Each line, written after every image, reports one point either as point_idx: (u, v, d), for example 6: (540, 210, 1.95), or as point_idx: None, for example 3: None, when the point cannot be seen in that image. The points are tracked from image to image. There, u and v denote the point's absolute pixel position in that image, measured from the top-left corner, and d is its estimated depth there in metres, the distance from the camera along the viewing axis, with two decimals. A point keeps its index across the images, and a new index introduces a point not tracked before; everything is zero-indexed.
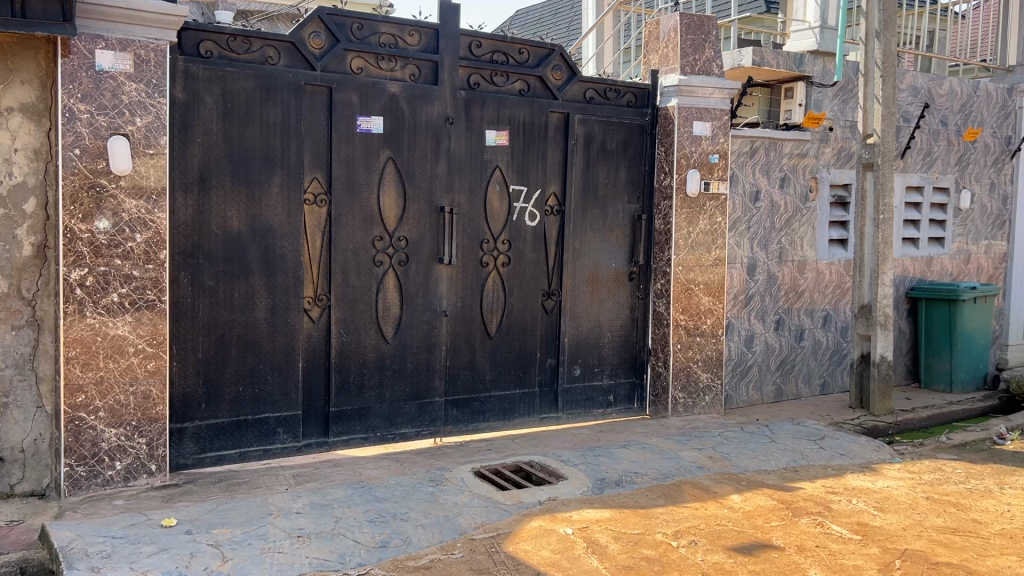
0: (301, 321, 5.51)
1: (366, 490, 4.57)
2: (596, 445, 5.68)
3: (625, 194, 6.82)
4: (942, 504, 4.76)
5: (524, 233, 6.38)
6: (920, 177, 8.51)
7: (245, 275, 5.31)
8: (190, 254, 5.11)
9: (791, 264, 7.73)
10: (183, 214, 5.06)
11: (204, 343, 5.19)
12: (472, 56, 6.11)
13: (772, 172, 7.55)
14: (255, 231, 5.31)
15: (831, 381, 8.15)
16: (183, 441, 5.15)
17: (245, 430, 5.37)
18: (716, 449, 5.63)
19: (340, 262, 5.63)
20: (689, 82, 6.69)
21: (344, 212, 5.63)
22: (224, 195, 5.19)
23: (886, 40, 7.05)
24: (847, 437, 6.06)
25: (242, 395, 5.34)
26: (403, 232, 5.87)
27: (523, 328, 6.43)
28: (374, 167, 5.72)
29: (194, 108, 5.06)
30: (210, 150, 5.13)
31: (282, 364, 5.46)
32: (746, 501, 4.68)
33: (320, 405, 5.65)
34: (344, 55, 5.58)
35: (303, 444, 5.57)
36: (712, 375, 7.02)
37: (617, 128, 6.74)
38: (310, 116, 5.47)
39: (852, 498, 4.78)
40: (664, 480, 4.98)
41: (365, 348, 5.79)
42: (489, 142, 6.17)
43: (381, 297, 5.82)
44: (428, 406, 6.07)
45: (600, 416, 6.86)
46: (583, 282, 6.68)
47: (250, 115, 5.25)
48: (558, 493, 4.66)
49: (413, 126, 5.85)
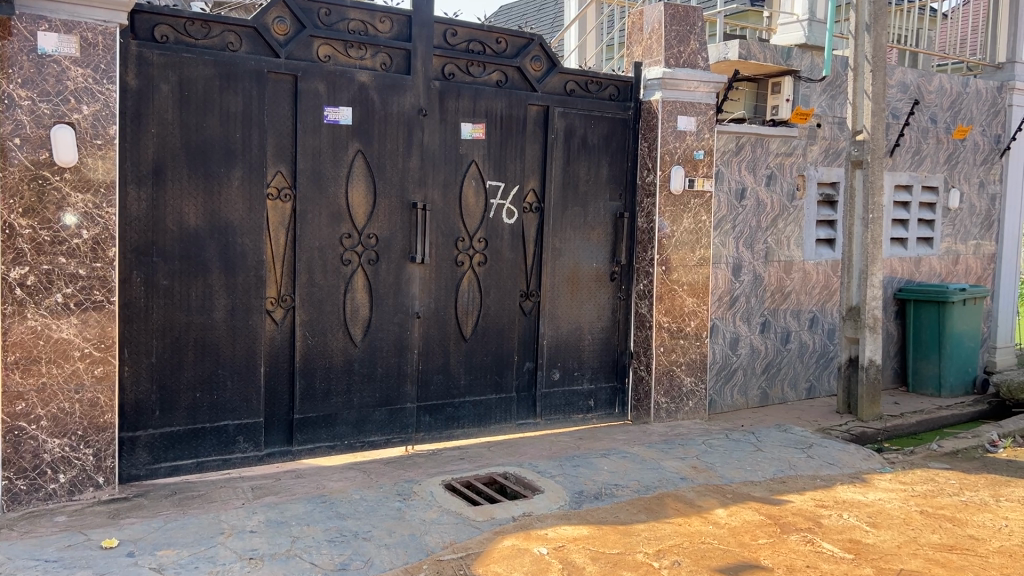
0: (263, 323, 5.20)
1: (328, 506, 4.27)
2: (574, 454, 5.41)
3: (607, 192, 6.56)
4: (937, 518, 4.53)
5: (500, 231, 6.11)
6: (909, 176, 8.30)
7: (202, 273, 5.00)
8: (144, 252, 4.79)
9: (776, 265, 7.49)
10: (136, 209, 4.74)
11: (159, 346, 4.88)
12: (447, 45, 5.81)
13: (758, 169, 7.31)
14: (214, 227, 5.01)
15: (817, 386, 7.93)
16: (134, 451, 4.84)
17: (203, 439, 5.07)
18: (699, 459, 5.38)
19: (305, 261, 5.33)
20: (673, 75, 6.41)
21: (310, 209, 5.32)
22: (180, 188, 4.88)
23: (877, 34, 6.77)
24: (835, 445, 5.82)
25: (200, 401, 5.04)
26: (373, 229, 5.57)
27: (500, 330, 6.16)
28: (342, 160, 5.42)
29: (148, 95, 4.74)
30: (165, 141, 4.82)
31: (243, 368, 5.15)
32: (731, 516, 4.42)
33: (283, 413, 5.34)
34: (311, 42, 5.27)
35: (265, 454, 5.27)
36: (695, 379, 6.77)
37: (598, 121, 6.48)
38: (274, 106, 5.16)
39: (844, 513, 4.54)
40: (645, 493, 4.72)
41: (332, 352, 5.49)
42: (465, 135, 5.89)
43: (349, 298, 5.52)
44: (400, 412, 5.77)
45: (580, 421, 6.59)
46: (563, 282, 6.41)
47: (209, 104, 4.93)
48: (533, 508, 4.38)
49: (383, 118, 5.54)
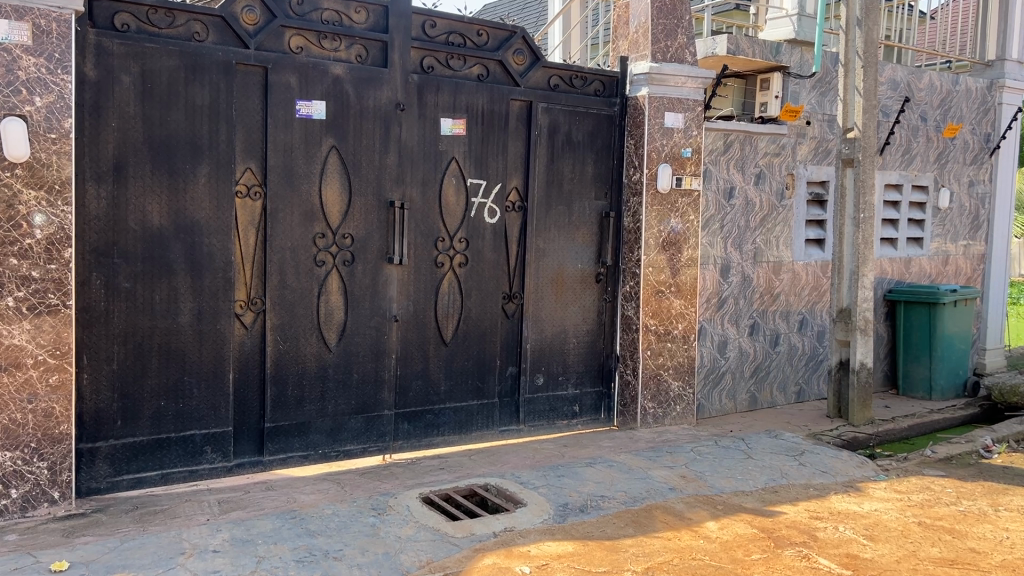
0: (232, 327, 4.95)
1: (298, 522, 4.04)
2: (558, 463, 5.19)
3: (593, 191, 6.36)
4: (936, 530, 4.35)
5: (482, 230, 5.89)
6: (899, 175, 8.14)
7: (167, 275, 4.74)
8: (104, 253, 4.53)
9: (765, 265, 7.31)
10: (95, 207, 4.48)
11: (120, 352, 4.62)
12: (426, 37, 5.58)
13: (747, 168, 7.13)
14: (179, 227, 4.75)
15: (806, 389, 7.76)
16: (94, 462, 4.58)
17: (168, 449, 4.81)
18: (689, 468, 5.18)
19: (277, 262, 5.08)
20: (660, 70, 6.22)
21: (281, 208, 5.08)
22: (143, 186, 4.63)
23: (868, 29, 6.60)
24: (828, 452, 5.64)
25: (164, 409, 4.78)
26: (348, 229, 5.33)
27: (482, 334, 5.94)
28: (315, 157, 5.17)
29: (109, 86, 4.49)
30: (127, 136, 4.56)
31: (211, 375, 4.90)
32: (722, 529, 4.22)
33: (254, 421, 5.09)
34: (282, 32, 5.02)
35: (234, 465, 5.02)
36: (683, 383, 6.56)
37: (583, 118, 6.27)
38: (242, 99, 4.91)
39: (839, 525, 4.35)
40: (633, 505, 4.51)
41: (305, 358, 5.24)
42: (445, 131, 5.66)
43: (323, 300, 5.27)
44: (376, 420, 5.53)
45: (565, 427, 6.38)
46: (547, 283, 6.20)
47: (173, 97, 4.68)
48: (515, 522, 4.16)
49: (359, 112, 5.30)
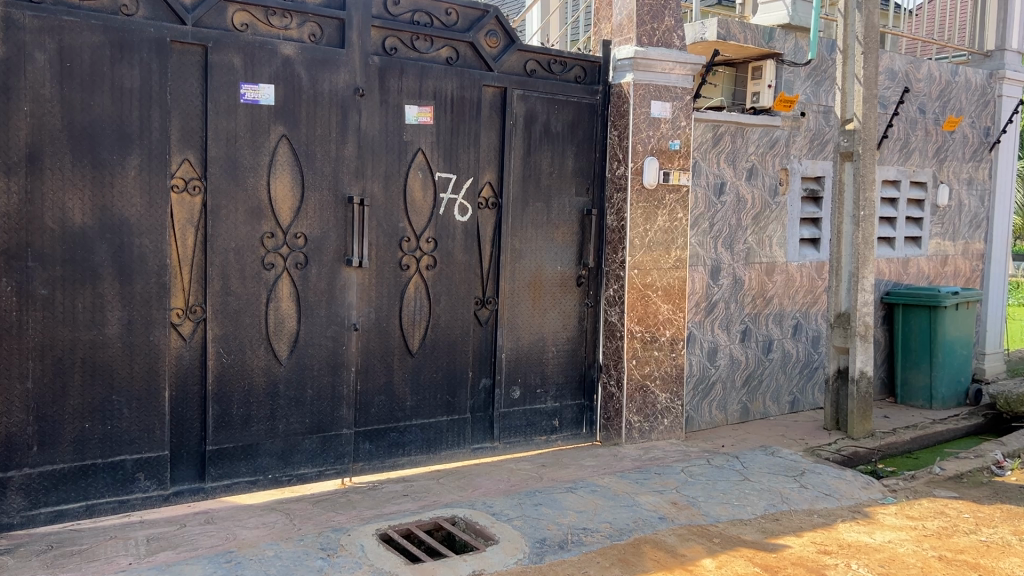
0: (168, 338, 4.39)
1: (233, 568, 3.51)
2: (535, 489, 4.67)
3: (573, 186, 5.86)
4: (959, 567, 3.89)
5: (452, 229, 5.36)
6: (897, 170, 7.71)
7: (91, 281, 4.17)
8: (15, 255, 3.95)
9: (757, 267, 6.84)
10: (4, 203, 3.90)
11: (36, 369, 4.04)
12: (389, 15, 5.03)
13: (739, 161, 6.64)
14: (105, 226, 4.18)
15: (801, 399, 7.31)
16: (6, 495, 4.00)
17: (94, 477, 4.25)
18: (680, 492, 4.67)
19: (220, 266, 4.53)
20: (646, 54, 5.71)
21: (224, 203, 4.52)
22: (62, 179, 4.05)
23: (868, 12, 6.12)
24: (830, 472, 5.16)
25: (88, 433, 4.21)
26: (301, 228, 4.78)
27: (451, 342, 5.41)
28: (263, 147, 4.62)
29: (20, 65, 3.90)
30: (42, 121, 3.99)
31: (143, 393, 4.34)
32: (721, 569, 3.74)
33: (194, 444, 4.54)
34: (224, 7, 4.46)
35: (171, 493, 4.46)
36: (670, 395, 6.07)
37: (562, 107, 5.76)
38: (178, 82, 4.35)
39: (851, 562, 3.88)
40: (619, 538, 4.01)
41: (252, 372, 4.69)
42: (410, 119, 5.13)
43: (272, 308, 4.72)
44: (334, 440, 4.99)
45: (543, 444, 5.87)
46: (524, 287, 5.69)
47: (98, 79, 4.12)
48: (485, 564, 3.65)
49: (312, 98, 4.75)
